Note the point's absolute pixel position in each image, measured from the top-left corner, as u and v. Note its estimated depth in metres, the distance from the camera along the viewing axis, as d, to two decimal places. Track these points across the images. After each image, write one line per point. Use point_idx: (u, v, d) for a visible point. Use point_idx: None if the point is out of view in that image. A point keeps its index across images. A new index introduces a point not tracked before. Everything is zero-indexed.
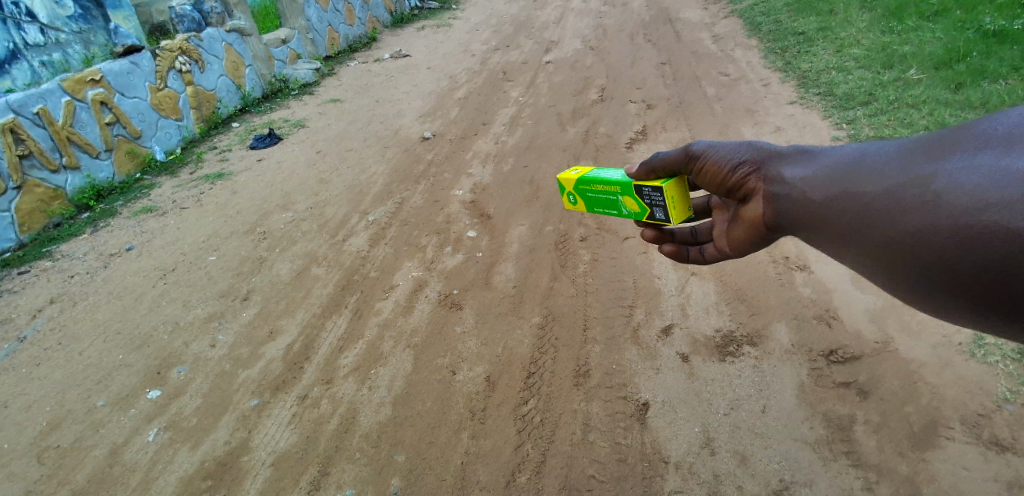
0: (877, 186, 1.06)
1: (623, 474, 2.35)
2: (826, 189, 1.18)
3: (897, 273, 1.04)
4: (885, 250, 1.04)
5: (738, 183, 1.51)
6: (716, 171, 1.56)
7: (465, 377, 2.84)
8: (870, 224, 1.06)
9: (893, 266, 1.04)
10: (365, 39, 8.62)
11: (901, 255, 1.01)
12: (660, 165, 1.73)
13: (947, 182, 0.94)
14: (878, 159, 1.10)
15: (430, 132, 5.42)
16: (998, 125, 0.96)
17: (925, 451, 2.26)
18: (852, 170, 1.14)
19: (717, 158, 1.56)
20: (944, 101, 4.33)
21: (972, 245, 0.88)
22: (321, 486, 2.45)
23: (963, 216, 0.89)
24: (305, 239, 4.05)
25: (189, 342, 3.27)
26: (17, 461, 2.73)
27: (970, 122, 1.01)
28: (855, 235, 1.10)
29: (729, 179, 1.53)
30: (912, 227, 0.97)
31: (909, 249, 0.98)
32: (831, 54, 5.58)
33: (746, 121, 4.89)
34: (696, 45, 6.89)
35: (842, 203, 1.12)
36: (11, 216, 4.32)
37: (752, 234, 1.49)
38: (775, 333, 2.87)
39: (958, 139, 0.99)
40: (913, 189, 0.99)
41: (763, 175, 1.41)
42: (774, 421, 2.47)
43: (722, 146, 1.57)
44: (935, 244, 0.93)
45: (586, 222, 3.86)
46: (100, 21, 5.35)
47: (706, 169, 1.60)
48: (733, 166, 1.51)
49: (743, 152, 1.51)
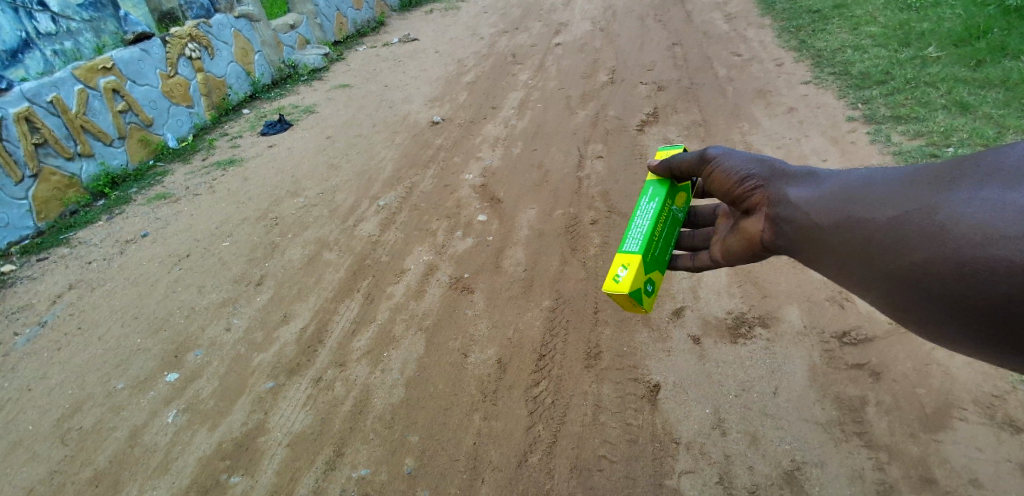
0: (881, 214, 1.06)
1: (633, 454, 2.37)
2: (829, 214, 1.18)
3: (900, 300, 1.04)
4: (888, 277, 1.04)
5: (741, 196, 1.47)
6: (723, 181, 1.52)
7: (477, 359, 2.87)
8: (871, 252, 1.07)
9: (897, 294, 1.05)
10: (373, 23, 8.57)
11: (904, 284, 1.02)
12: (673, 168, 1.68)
13: (953, 213, 0.94)
14: (882, 185, 1.10)
15: (439, 117, 5.41)
16: (1003, 160, 0.96)
17: (937, 432, 2.25)
18: (856, 196, 1.14)
19: (726, 168, 1.52)
20: (963, 80, 4.26)
21: (976, 278, 0.89)
22: (336, 467, 2.50)
23: (969, 249, 0.90)
24: (315, 225, 4.08)
25: (204, 326, 3.32)
26: (41, 442, 2.80)
27: (975, 154, 1.02)
28: (858, 261, 1.10)
29: (734, 191, 1.49)
30: (915, 258, 0.98)
31: (913, 278, 0.99)
32: (846, 32, 5.48)
33: (758, 102, 4.83)
34: (707, 25, 6.80)
35: (846, 229, 1.13)
36: (29, 204, 4.39)
37: (748, 246, 1.46)
38: (787, 315, 2.86)
39: (962, 170, 1.00)
40: (916, 218, 0.99)
41: (767, 194, 1.39)
42: (784, 403, 2.47)
43: (732, 159, 1.52)
44: (938, 274, 0.95)
45: (596, 205, 3.85)
46: (110, 10, 5.29)
47: (713, 177, 1.55)
48: (740, 178, 1.46)
49: (752, 165, 1.47)
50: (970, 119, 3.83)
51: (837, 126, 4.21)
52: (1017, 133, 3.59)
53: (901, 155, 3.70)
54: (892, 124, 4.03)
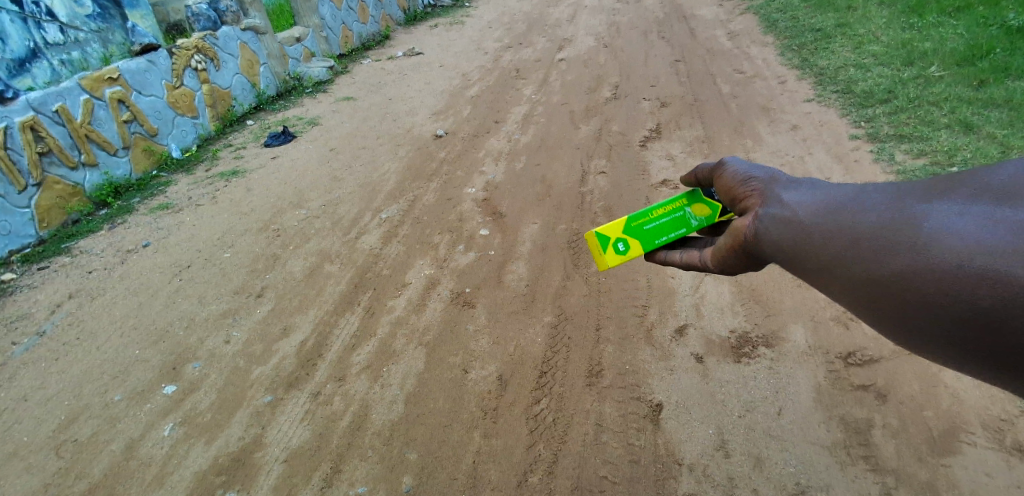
0: (866, 219, 0.99)
1: (635, 475, 2.33)
2: (816, 217, 1.07)
3: (878, 313, 0.97)
4: (868, 287, 0.96)
5: (740, 195, 1.34)
6: (726, 181, 1.40)
7: (477, 376, 2.84)
8: (852, 259, 0.99)
9: (876, 308, 0.96)
10: (378, 36, 8.64)
11: (886, 298, 0.93)
12: (696, 170, 1.58)
13: (941, 224, 0.88)
14: (869, 194, 1.03)
15: (443, 130, 5.42)
16: (995, 177, 0.91)
17: (945, 456, 2.22)
18: (844, 202, 1.05)
19: (732, 169, 1.40)
20: (966, 99, 4.27)
21: (963, 292, 0.82)
22: (333, 483, 2.46)
23: (957, 258, 0.83)
24: (317, 236, 4.07)
25: (204, 337, 3.30)
26: (36, 453, 2.77)
27: (969, 171, 0.96)
28: (838, 270, 1.01)
29: (734, 188, 1.36)
30: (897, 267, 0.91)
31: (897, 290, 0.91)
32: (849, 51, 5.51)
33: (762, 119, 4.84)
34: (711, 42, 6.84)
35: (828, 234, 1.04)
36: (31, 212, 4.38)
37: (733, 245, 1.27)
38: (791, 334, 2.83)
39: (954, 184, 0.94)
40: (902, 226, 0.92)
41: (761, 197, 1.25)
42: (789, 424, 2.44)
43: (738, 164, 1.41)
44: (920, 286, 0.88)
45: (599, 220, 3.84)
46: (116, 21, 5.46)
47: (720, 176, 1.44)
48: (741, 176, 1.34)
49: (755, 169, 1.35)
50: (974, 139, 3.83)
51: (840, 144, 4.21)
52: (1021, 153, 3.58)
53: (905, 174, 3.69)
54: (895, 143, 4.04)
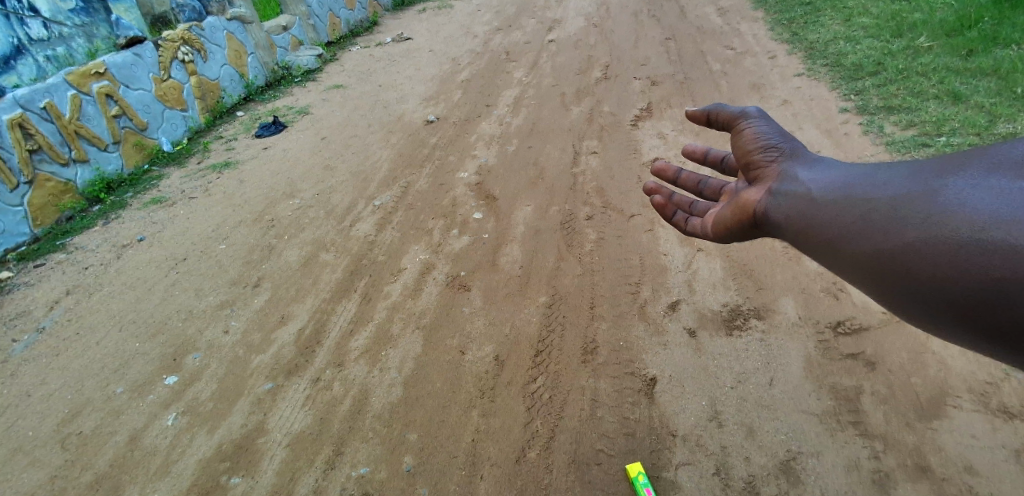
0: (883, 195, 1.14)
1: (631, 448, 2.39)
2: (829, 195, 1.27)
3: (880, 284, 1.11)
4: (876, 262, 1.10)
5: (755, 162, 1.57)
6: (746, 143, 1.62)
7: (474, 357, 2.88)
8: (866, 230, 1.13)
9: (882, 280, 1.10)
10: (366, 23, 8.58)
11: (896, 272, 1.06)
12: (715, 111, 1.73)
13: (955, 198, 1.01)
14: (884, 173, 1.18)
15: (434, 116, 5.41)
16: (1009, 157, 1.03)
17: (931, 420, 2.28)
18: (860, 182, 1.22)
19: (754, 132, 1.61)
20: (955, 70, 4.28)
21: (966, 263, 0.94)
22: (335, 466, 2.51)
23: (969, 229, 0.96)
24: (312, 226, 4.08)
25: (202, 329, 3.33)
26: (41, 447, 2.80)
27: (985, 151, 1.08)
28: (850, 243, 1.16)
29: (751, 155, 1.59)
30: (907, 239, 1.05)
31: (902, 261, 1.05)
32: (839, 24, 5.50)
33: (753, 95, 4.84)
34: (701, 19, 6.81)
35: (846, 208, 1.20)
36: (24, 210, 4.37)
37: (737, 219, 1.56)
38: (782, 306, 2.88)
39: (969, 162, 1.06)
40: (918, 199, 1.06)
41: (777, 173, 1.49)
42: (780, 394, 2.49)
43: (762, 130, 1.61)
44: (927, 257, 1.01)
45: (592, 201, 3.86)
46: (101, 14, 5.37)
47: (740, 135, 1.65)
48: (762, 145, 1.57)
49: (777, 140, 1.57)
50: (962, 109, 3.85)
51: (830, 119, 4.22)
52: (1009, 122, 3.61)
53: (894, 146, 3.72)
54: (885, 116, 4.05)
